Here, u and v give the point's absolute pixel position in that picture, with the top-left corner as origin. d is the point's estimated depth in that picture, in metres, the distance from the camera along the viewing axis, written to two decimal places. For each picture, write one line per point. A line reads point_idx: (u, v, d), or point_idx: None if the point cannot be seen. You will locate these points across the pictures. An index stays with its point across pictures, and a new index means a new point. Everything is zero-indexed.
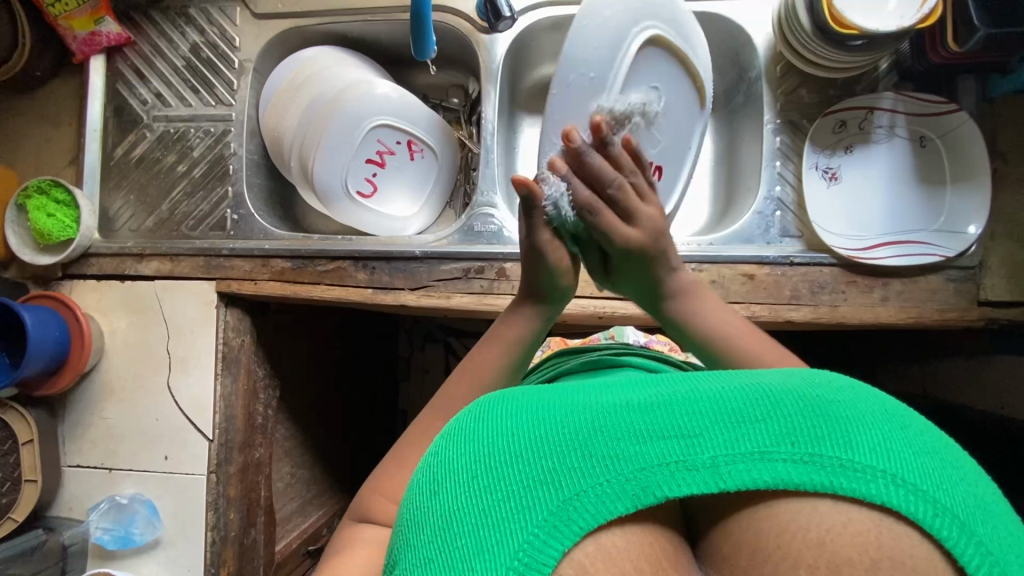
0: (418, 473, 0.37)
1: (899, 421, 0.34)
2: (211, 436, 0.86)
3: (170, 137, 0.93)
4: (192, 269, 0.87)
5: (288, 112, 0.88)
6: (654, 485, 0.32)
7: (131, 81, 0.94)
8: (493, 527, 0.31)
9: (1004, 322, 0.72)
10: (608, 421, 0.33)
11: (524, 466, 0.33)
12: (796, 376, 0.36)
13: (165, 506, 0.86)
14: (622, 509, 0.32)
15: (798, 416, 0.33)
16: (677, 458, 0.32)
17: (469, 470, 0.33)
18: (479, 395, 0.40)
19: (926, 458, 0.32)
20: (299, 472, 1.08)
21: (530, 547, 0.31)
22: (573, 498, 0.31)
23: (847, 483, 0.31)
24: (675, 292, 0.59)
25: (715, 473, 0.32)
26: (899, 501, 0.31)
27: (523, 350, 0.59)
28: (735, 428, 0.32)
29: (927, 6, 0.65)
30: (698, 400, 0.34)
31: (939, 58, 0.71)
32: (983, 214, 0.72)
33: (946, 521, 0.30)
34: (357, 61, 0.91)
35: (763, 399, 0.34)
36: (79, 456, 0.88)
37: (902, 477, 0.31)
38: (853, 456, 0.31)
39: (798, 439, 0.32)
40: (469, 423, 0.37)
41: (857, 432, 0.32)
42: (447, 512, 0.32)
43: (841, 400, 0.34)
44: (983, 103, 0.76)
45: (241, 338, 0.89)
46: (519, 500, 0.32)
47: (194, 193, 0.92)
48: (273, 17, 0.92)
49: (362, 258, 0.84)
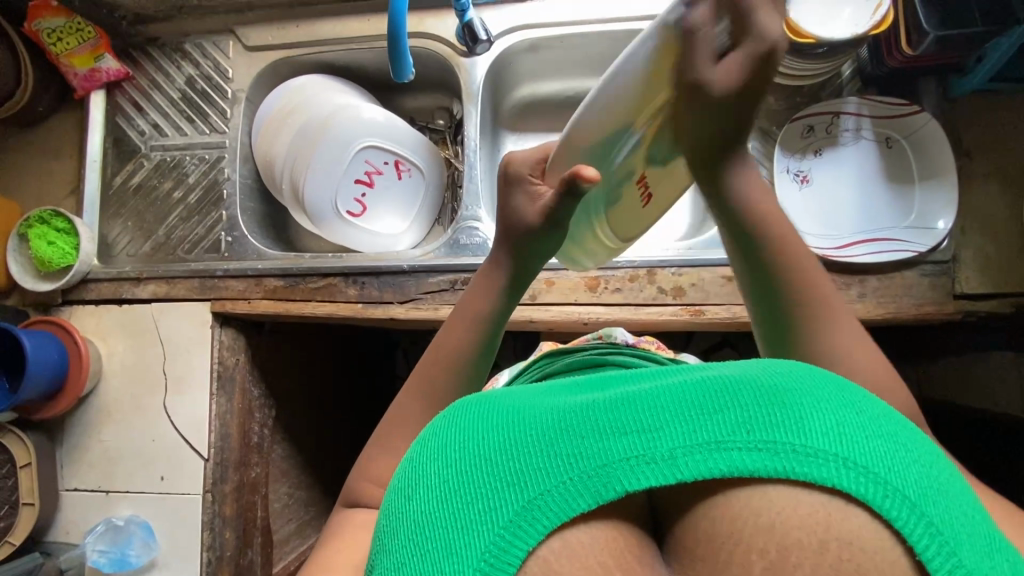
0: (395, 478, 0.38)
1: (853, 405, 0.33)
2: (206, 455, 0.87)
3: (166, 165, 0.97)
4: (188, 291, 0.90)
5: (278, 137, 0.92)
6: (614, 480, 0.31)
7: (129, 114, 0.98)
8: (460, 531, 0.32)
9: (982, 313, 0.73)
10: (571, 420, 0.33)
11: (489, 469, 0.33)
12: (755, 366, 0.36)
13: (161, 527, 0.87)
14: (584, 506, 0.31)
15: (753, 404, 0.32)
16: (637, 452, 0.31)
17: (440, 474, 0.34)
18: (455, 402, 0.41)
19: (878, 439, 0.32)
20: (297, 493, 1.07)
21: (496, 548, 0.31)
22: (537, 497, 0.31)
23: (800, 468, 0.30)
24: (735, 156, 0.54)
25: (674, 466, 0.31)
26: (850, 484, 0.30)
27: (494, 323, 0.58)
28: (693, 420, 0.32)
29: (880, 12, 0.69)
30: (658, 394, 0.34)
31: (896, 62, 0.74)
32: (952, 209, 0.74)
33: (896, 501, 0.30)
34: (342, 87, 0.94)
35: (721, 390, 0.33)
36: (76, 479, 0.89)
37: (853, 460, 0.30)
38: (806, 441, 0.31)
39: (753, 427, 0.31)
40: (443, 429, 0.38)
41: (810, 417, 0.32)
42: (419, 517, 0.33)
43: (797, 387, 0.33)
44: (944, 104, 0.79)
45: (235, 357, 0.91)
46: (484, 501, 0.32)
47: (189, 218, 0.95)
48: (263, 49, 0.96)
49: (352, 274, 0.86)
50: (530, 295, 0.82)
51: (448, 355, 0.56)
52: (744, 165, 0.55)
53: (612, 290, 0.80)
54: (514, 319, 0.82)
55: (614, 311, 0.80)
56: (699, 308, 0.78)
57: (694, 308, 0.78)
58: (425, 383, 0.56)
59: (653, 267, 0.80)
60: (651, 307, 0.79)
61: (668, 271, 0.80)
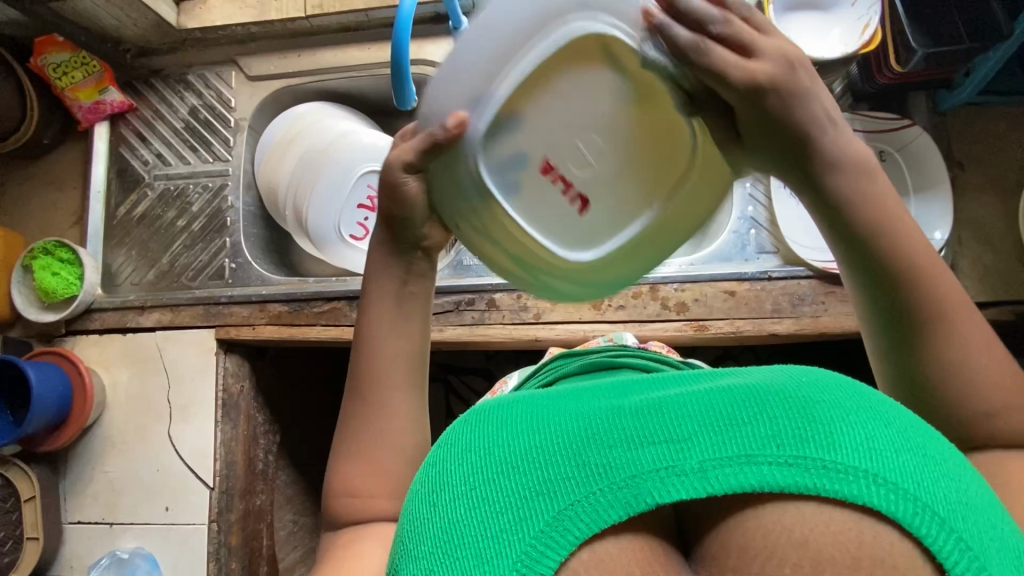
0: (418, 485, 0.38)
1: (880, 417, 0.34)
2: (212, 484, 0.86)
3: (170, 195, 0.98)
4: (193, 318, 0.90)
5: (281, 164, 0.93)
6: (644, 492, 0.31)
7: (133, 144, 1.00)
8: (491, 539, 0.32)
9: (983, 322, 0.74)
10: (600, 430, 0.34)
11: (518, 478, 0.33)
12: (784, 376, 0.36)
13: (167, 558, 0.86)
14: (615, 517, 0.31)
15: (783, 417, 0.32)
16: (667, 464, 0.32)
17: (467, 481, 0.35)
18: (477, 408, 0.41)
19: (906, 454, 0.32)
20: (302, 520, 1.06)
21: (528, 557, 0.31)
22: (568, 507, 0.32)
23: (830, 485, 0.30)
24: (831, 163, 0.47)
25: (704, 478, 0.31)
26: (880, 501, 0.30)
27: (394, 301, 0.53)
28: (723, 432, 0.32)
29: (868, 33, 0.71)
30: (686, 403, 0.34)
31: (886, 78, 0.76)
32: (947, 220, 0.76)
33: (925, 518, 0.30)
34: (345, 113, 0.96)
35: (750, 402, 0.33)
36: (80, 513, 0.88)
37: (883, 477, 0.30)
38: (836, 456, 0.31)
39: (783, 441, 0.31)
40: (466, 435, 0.38)
41: (839, 432, 0.32)
42: (448, 522, 0.34)
43: (823, 399, 0.34)
44: (935, 117, 0.81)
45: (240, 384, 0.91)
46: (515, 511, 0.32)
47: (193, 246, 0.96)
48: (266, 79, 0.98)
49: (356, 297, 0.87)
50: (535, 314, 0.83)
51: (373, 358, 0.53)
52: (836, 168, 0.47)
53: (616, 307, 0.81)
54: (519, 338, 0.82)
55: (617, 327, 0.81)
56: (703, 323, 0.79)
57: (698, 323, 0.78)
58: (404, 380, 0.54)
59: (655, 283, 0.81)
60: (656, 323, 0.80)
61: (671, 287, 0.80)
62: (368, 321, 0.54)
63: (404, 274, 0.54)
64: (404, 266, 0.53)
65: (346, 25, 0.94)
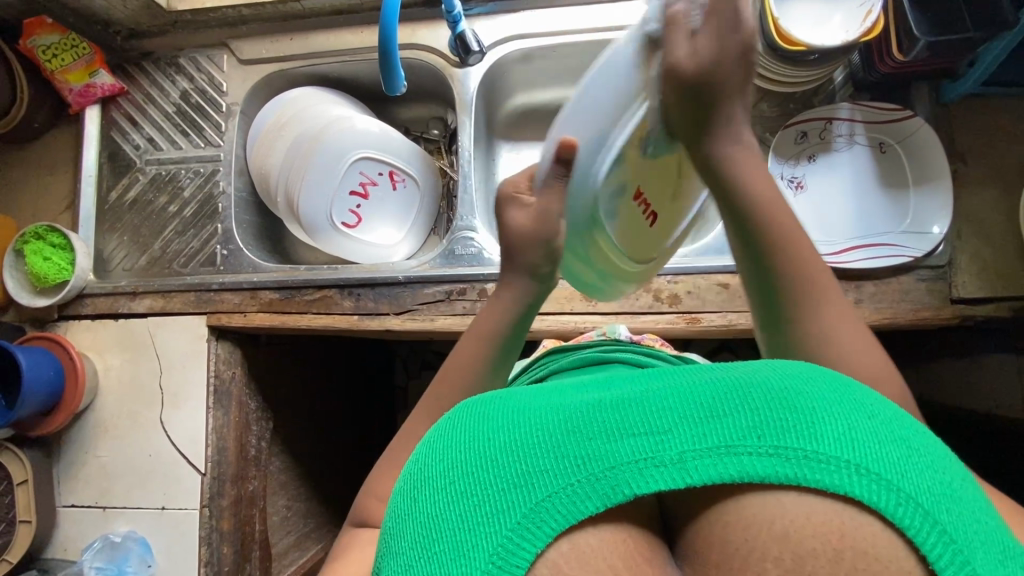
0: (400, 481, 0.37)
1: (864, 409, 0.33)
2: (203, 470, 0.86)
3: (161, 179, 0.97)
4: (183, 305, 0.89)
5: (274, 147, 0.92)
6: (622, 483, 0.31)
7: (124, 129, 0.99)
8: (468, 532, 0.31)
9: (980, 317, 0.73)
10: (578, 421, 0.33)
11: (496, 471, 0.33)
12: (766, 368, 0.35)
13: (158, 542, 0.86)
14: (592, 509, 0.31)
15: (763, 406, 0.32)
16: (646, 455, 0.31)
17: (445, 476, 0.34)
18: (459, 401, 0.40)
19: (889, 445, 0.31)
20: (295, 505, 1.06)
21: (503, 550, 0.31)
22: (545, 499, 0.31)
23: (811, 475, 0.30)
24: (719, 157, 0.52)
25: (683, 470, 0.31)
26: (861, 491, 0.29)
27: (511, 339, 0.58)
28: (702, 423, 0.31)
29: (870, 19, 0.69)
30: (666, 394, 0.33)
31: (887, 67, 0.75)
32: (946, 214, 0.75)
33: (908, 509, 0.29)
34: (336, 98, 0.94)
35: (731, 393, 0.33)
36: (73, 496, 0.89)
37: (866, 467, 0.30)
38: (817, 447, 0.30)
39: (764, 432, 0.31)
40: (447, 429, 0.37)
41: (821, 422, 0.31)
42: (425, 518, 0.33)
43: (805, 390, 0.33)
44: (938, 108, 0.79)
45: (232, 370, 0.91)
46: (493, 503, 0.32)
47: (184, 232, 0.95)
48: (257, 62, 0.96)
49: (347, 286, 0.86)
50: None
51: (463, 376, 0.56)
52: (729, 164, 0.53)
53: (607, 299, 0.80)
54: None
55: (610, 319, 0.80)
56: (695, 315, 0.78)
57: (691, 316, 0.77)
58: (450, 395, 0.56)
59: None
60: (648, 315, 0.79)
61: (664, 279, 0.79)
62: (469, 339, 0.58)
63: (523, 307, 0.58)
64: (527, 300, 0.58)
65: (337, 8, 0.93)
